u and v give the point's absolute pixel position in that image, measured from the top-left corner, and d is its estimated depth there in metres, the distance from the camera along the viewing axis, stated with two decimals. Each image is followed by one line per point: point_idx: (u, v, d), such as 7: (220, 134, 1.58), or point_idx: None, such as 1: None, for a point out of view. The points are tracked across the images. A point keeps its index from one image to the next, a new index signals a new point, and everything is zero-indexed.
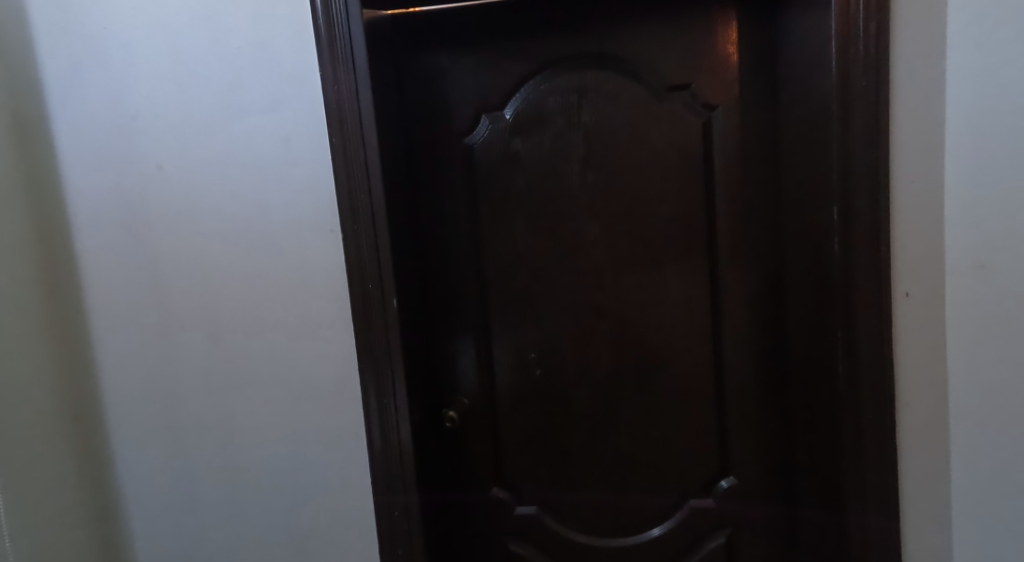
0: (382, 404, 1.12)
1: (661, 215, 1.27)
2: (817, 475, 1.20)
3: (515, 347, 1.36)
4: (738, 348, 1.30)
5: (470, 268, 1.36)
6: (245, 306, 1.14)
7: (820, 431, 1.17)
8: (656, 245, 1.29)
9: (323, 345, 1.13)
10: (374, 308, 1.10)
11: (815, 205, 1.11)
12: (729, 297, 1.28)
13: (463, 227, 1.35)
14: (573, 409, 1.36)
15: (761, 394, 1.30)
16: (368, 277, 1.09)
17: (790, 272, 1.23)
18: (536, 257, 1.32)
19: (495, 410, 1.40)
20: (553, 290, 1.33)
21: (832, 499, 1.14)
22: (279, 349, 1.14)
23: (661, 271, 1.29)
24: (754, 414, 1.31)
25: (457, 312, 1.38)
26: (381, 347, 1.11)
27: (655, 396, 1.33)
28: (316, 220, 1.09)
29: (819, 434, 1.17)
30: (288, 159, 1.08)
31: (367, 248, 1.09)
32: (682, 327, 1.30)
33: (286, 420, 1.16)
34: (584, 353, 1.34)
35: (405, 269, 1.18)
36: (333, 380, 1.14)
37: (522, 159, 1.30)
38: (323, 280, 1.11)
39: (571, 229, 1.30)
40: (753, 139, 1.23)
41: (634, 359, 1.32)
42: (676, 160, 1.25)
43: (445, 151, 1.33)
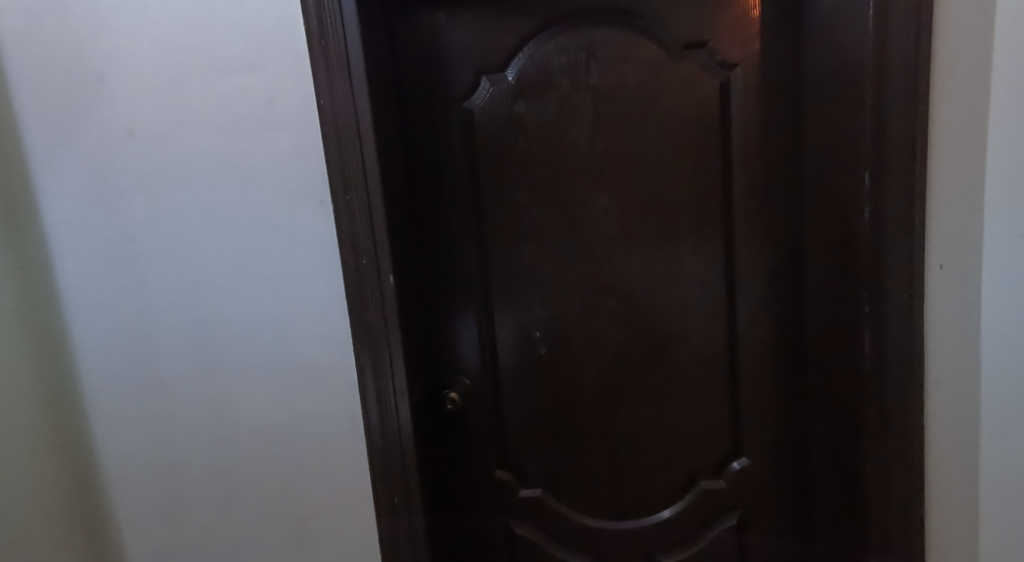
0: (379, 387, 1.07)
1: (676, 185, 1.20)
2: (837, 454, 1.14)
3: (519, 325, 1.30)
4: (752, 324, 1.23)
5: (472, 241, 1.28)
6: (229, 281, 1.06)
7: (840, 409, 1.11)
8: (669, 216, 1.21)
9: (314, 322, 1.06)
10: (371, 285, 1.03)
11: (841, 170, 1.03)
12: (744, 271, 1.21)
13: (462, 198, 1.27)
14: (580, 388, 1.30)
15: (777, 373, 1.24)
16: (362, 252, 1.02)
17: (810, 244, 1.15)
18: (542, 230, 1.25)
19: (498, 391, 1.34)
20: (559, 264, 1.26)
21: (853, 478, 1.09)
22: (268, 328, 1.07)
23: (673, 244, 1.22)
24: (769, 393, 1.25)
25: (457, 288, 1.31)
26: (378, 327, 1.05)
27: (665, 376, 1.27)
28: (304, 188, 1.02)
29: (839, 413, 1.12)
30: (272, 122, 1.00)
31: (360, 220, 1.01)
32: (694, 302, 1.24)
33: (276, 402, 1.10)
34: (592, 331, 1.27)
35: (402, 242, 1.11)
36: (325, 361, 1.07)
37: (526, 124, 1.21)
38: (313, 254, 1.04)
39: (578, 200, 1.22)
40: (774, 100, 1.14)
41: (644, 337, 1.26)
42: (691, 125, 1.17)
43: (442, 116, 1.24)
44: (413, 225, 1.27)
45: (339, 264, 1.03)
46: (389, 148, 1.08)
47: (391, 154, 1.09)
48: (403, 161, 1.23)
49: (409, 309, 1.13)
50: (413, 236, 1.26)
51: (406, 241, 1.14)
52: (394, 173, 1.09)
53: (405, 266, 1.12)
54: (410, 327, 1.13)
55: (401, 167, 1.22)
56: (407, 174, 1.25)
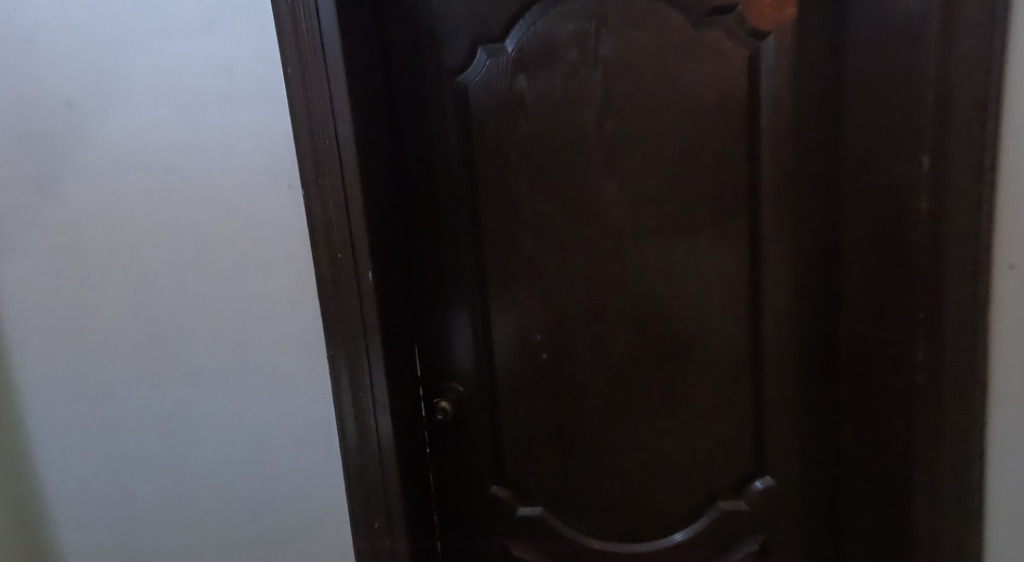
0: (357, 398, 0.94)
1: (695, 173, 1.06)
2: (881, 472, 1.02)
3: (517, 326, 1.17)
4: (779, 333, 1.10)
5: (465, 235, 1.15)
6: (185, 276, 0.94)
7: (887, 422, 0.99)
8: (687, 209, 1.08)
9: (282, 324, 0.94)
10: (347, 283, 0.90)
11: (898, 156, 0.90)
12: (770, 271, 1.08)
13: (453, 186, 1.14)
14: (584, 397, 1.17)
15: (806, 385, 1.11)
16: (337, 245, 0.89)
17: (851, 237, 1.02)
18: (544, 222, 1.12)
19: (494, 400, 1.21)
20: (563, 261, 1.13)
21: (900, 500, 0.97)
22: (229, 331, 0.95)
23: (692, 238, 1.08)
24: (795, 407, 1.12)
25: (449, 287, 1.18)
26: (355, 332, 0.92)
27: (679, 388, 1.14)
28: (269, 172, 0.89)
29: (884, 428, 1.00)
30: (232, 94, 0.87)
31: (335, 209, 0.88)
32: (714, 304, 1.10)
33: (240, 415, 0.97)
34: (599, 335, 1.15)
35: (386, 236, 0.98)
36: (295, 369, 0.95)
37: (526, 102, 1.08)
38: (281, 247, 0.91)
39: (585, 188, 1.09)
40: (810, 77, 1.00)
41: (657, 344, 1.13)
42: (714, 104, 1.03)
43: (433, 92, 1.11)
44: (399, 216, 1.14)
45: (311, 260, 0.91)
46: (371, 127, 0.94)
47: (373, 135, 0.95)
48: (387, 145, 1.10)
49: (393, 311, 1.00)
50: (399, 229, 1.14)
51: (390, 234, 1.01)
52: (377, 156, 0.96)
53: (389, 263, 0.99)
54: (393, 331, 1.00)
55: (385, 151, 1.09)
56: (391, 160, 1.12)
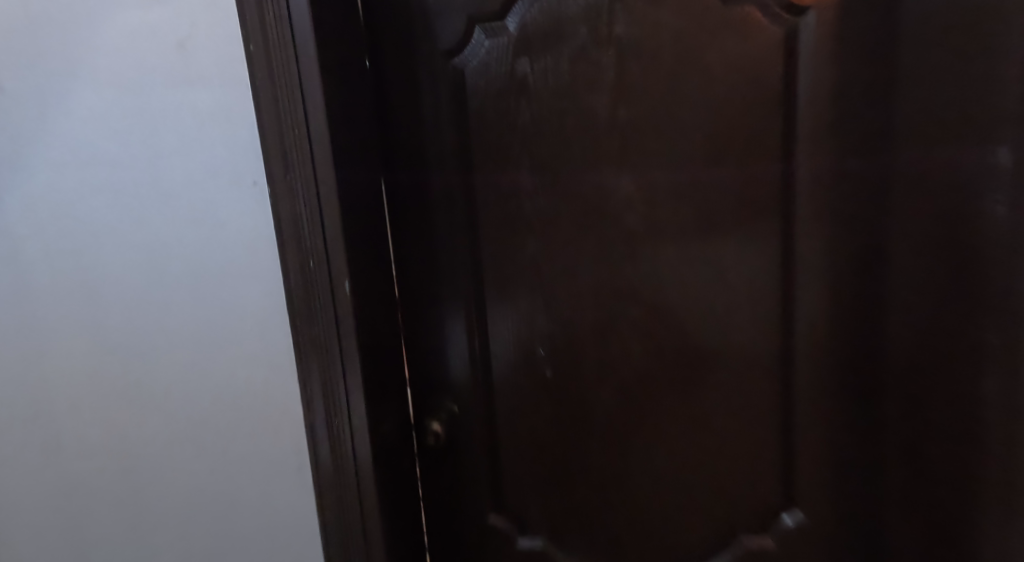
0: (333, 424, 0.83)
1: (719, 168, 0.93)
2: (948, 500, 0.90)
3: (518, 340, 1.06)
4: (814, 351, 0.97)
5: (459, 237, 1.04)
6: (137, 285, 0.82)
7: (955, 443, 0.88)
8: (710, 209, 0.95)
9: (248, 340, 0.82)
10: (319, 294, 0.79)
11: (976, 146, 0.79)
12: (804, 281, 0.95)
13: (446, 183, 1.03)
14: (593, 419, 1.06)
15: (844, 411, 0.97)
16: (308, 250, 0.78)
17: (906, 238, 0.89)
18: (548, 223, 1.00)
19: (492, 420, 1.10)
20: (569, 267, 1.01)
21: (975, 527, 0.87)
22: (188, 347, 0.83)
23: (715, 243, 0.96)
24: (832, 434, 0.98)
25: (440, 296, 1.08)
26: (331, 348, 0.80)
27: (697, 410, 1.02)
28: (231, 166, 0.77)
29: (951, 451, 0.88)
30: (185, 74, 0.75)
31: (304, 209, 0.77)
32: (739, 316, 0.98)
33: (201, 441, 0.86)
34: (609, 350, 1.03)
35: (369, 239, 0.86)
36: (264, 390, 0.83)
37: (530, 87, 0.96)
38: (246, 252, 0.79)
39: (596, 184, 0.98)
40: (856, 58, 0.87)
41: (673, 360, 1.01)
42: (743, 89, 0.90)
43: (425, 78, 1.00)
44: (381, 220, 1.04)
45: (280, 267, 0.79)
46: (353, 114, 0.83)
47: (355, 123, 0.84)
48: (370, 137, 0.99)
49: (376, 324, 0.88)
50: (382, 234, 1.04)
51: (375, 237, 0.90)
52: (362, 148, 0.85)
53: (372, 269, 0.87)
54: (376, 347, 0.88)
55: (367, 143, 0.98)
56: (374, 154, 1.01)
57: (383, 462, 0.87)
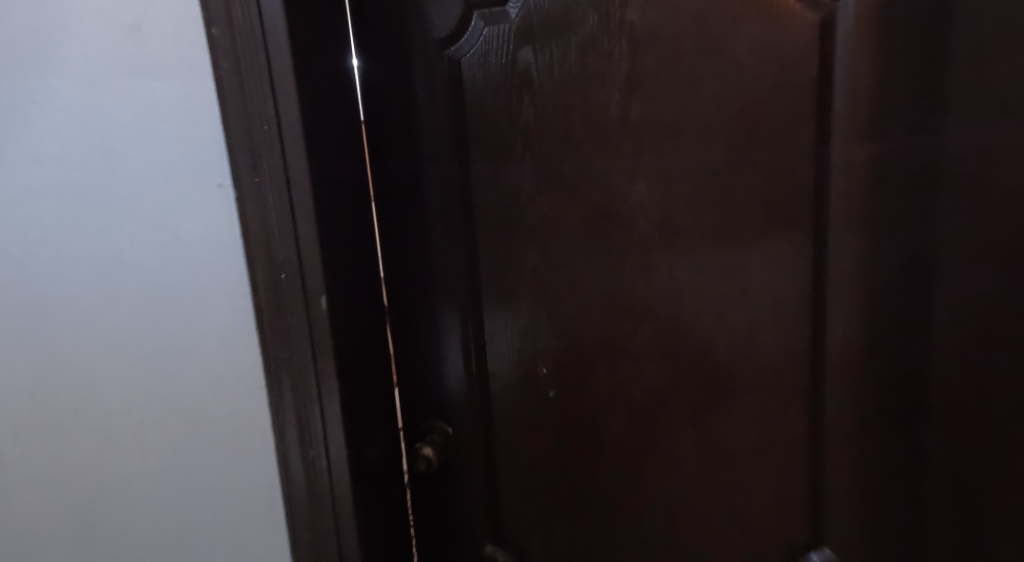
0: (308, 458, 0.77)
1: (741, 171, 0.84)
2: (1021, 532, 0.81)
3: (517, 357, 0.98)
4: (843, 378, 0.86)
5: (455, 244, 0.97)
6: (88, 294, 0.76)
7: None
8: (729, 216, 0.86)
9: (210, 354, 0.76)
10: (293, 309, 0.73)
11: None
12: (834, 298, 0.84)
13: (442, 185, 0.95)
14: (599, 444, 0.97)
15: (877, 451, 0.87)
16: (280, 261, 0.71)
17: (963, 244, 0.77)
18: (551, 230, 0.92)
19: (490, 443, 1.02)
20: (573, 277, 0.93)
21: None
22: (146, 363, 0.77)
23: (737, 254, 0.86)
24: (868, 466, 0.87)
25: (435, 307, 1.00)
26: (305, 368, 0.74)
27: (712, 436, 0.93)
28: (191, 165, 0.71)
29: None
30: (140, 62, 0.69)
31: (273, 212, 0.70)
32: (763, 335, 0.88)
33: (159, 461, 0.79)
34: (617, 370, 0.94)
35: (348, 249, 0.79)
36: (228, 407, 0.77)
37: (533, 81, 0.88)
38: (207, 259, 0.73)
39: (605, 188, 0.89)
40: (903, 46, 0.76)
41: (687, 382, 0.92)
42: (769, 82, 0.81)
43: (418, 70, 0.92)
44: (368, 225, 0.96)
45: (247, 277, 0.73)
46: (325, 110, 0.75)
47: (330, 120, 0.76)
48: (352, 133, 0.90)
49: (358, 340, 0.81)
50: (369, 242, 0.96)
51: (358, 246, 0.82)
52: (339, 149, 0.78)
53: (350, 282, 0.79)
54: (359, 366, 0.82)
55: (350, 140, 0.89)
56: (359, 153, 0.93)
57: (363, 492, 0.81)
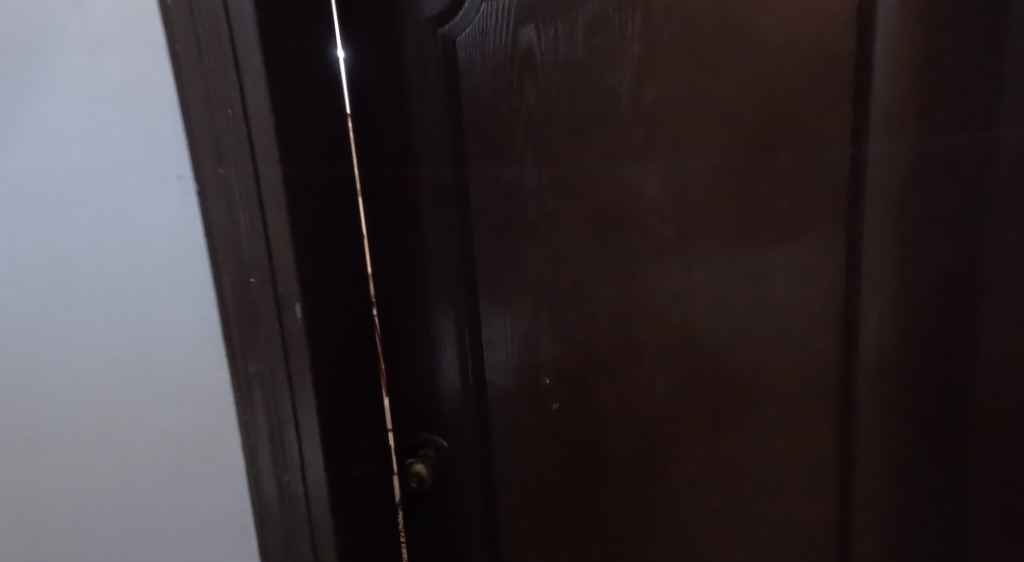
0: (282, 483, 0.71)
1: (768, 163, 0.75)
2: None
3: (517, 367, 0.91)
4: (882, 397, 0.77)
5: (451, 245, 0.89)
6: (41, 288, 0.71)
7: None
8: (754, 213, 0.77)
9: (170, 356, 0.70)
10: (263, 315, 0.67)
11: None
12: (873, 306, 0.75)
13: (437, 180, 0.87)
14: (606, 461, 0.90)
15: (920, 482, 0.78)
16: (247, 263, 0.66)
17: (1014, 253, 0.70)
18: (556, 228, 0.84)
19: (488, 458, 0.95)
20: (580, 280, 0.85)
21: None
22: (106, 368, 0.72)
23: (760, 255, 0.78)
24: (904, 497, 0.79)
25: (429, 313, 0.92)
26: (278, 385, 0.69)
27: (733, 456, 0.85)
28: (148, 154, 0.66)
29: None
30: (91, 41, 0.64)
31: (240, 206, 0.65)
32: (788, 346, 0.79)
33: (115, 466, 0.74)
34: (627, 381, 0.87)
35: (326, 250, 0.72)
36: (189, 414, 0.72)
37: (536, 63, 0.80)
38: (167, 256, 0.68)
39: (615, 182, 0.81)
40: (957, 19, 0.66)
41: (705, 396, 0.84)
42: (802, 62, 0.72)
43: (409, 51, 0.84)
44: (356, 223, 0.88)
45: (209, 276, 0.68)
46: (298, 95, 0.68)
47: (296, 109, 0.68)
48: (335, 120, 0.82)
49: (336, 350, 0.75)
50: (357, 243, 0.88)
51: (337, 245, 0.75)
52: (314, 141, 0.71)
53: (327, 285, 0.72)
54: (337, 379, 0.75)
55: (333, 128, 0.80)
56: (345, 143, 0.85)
57: (346, 513, 0.75)
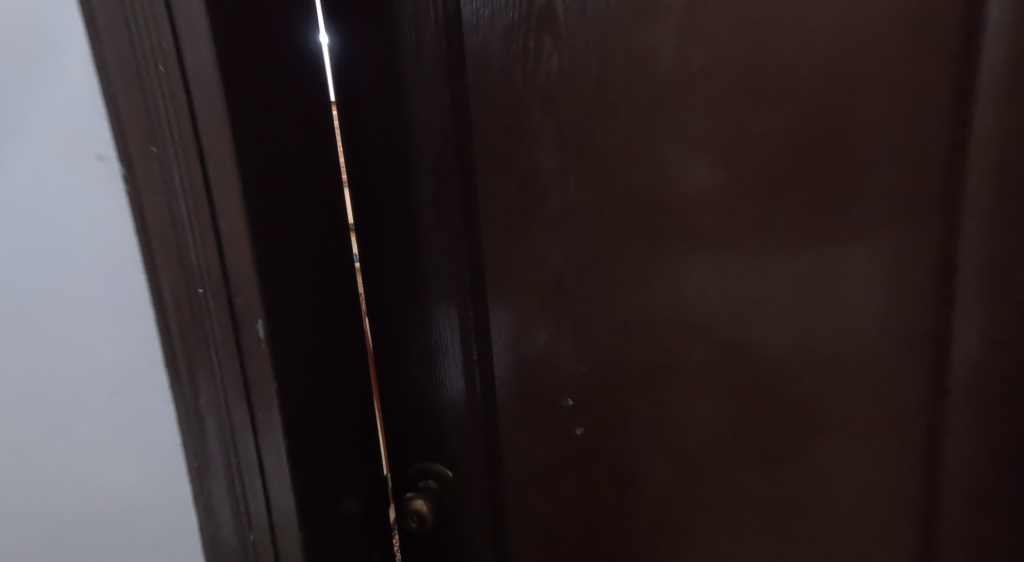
0: (249, 543, 0.61)
1: (846, 142, 0.61)
2: None
3: (532, 387, 0.77)
4: (978, 427, 0.64)
5: (454, 245, 0.75)
6: None
7: None
8: (828, 205, 0.63)
9: (96, 373, 0.59)
10: (216, 331, 0.56)
11: None
12: (968, 318, 0.62)
13: (437, 166, 0.73)
14: (635, 497, 0.77)
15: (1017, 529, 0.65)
16: (194, 268, 0.54)
17: None
18: (580, 224, 0.71)
19: (498, 493, 0.82)
20: (611, 285, 0.72)
21: None
22: (29, 385, 0.61)
23: (830, 255, 0.64)
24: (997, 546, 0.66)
25: (428, 324, 0.79)
26: (240, 428, 0.57)
27: (794, 494, 0.71)
28: (64, 129, 0.54)
29: None
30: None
31: (179, 195, 0.53)
32: (862, 366, 0.66)
33: (43, 491, 0.64)
34: (662, 404, 0.73)
35: (287, 256, 0.60)
36: (124, 438, 0.61)
37: (556, 22, 0.66)
38: (91, 253, 0.56)
39: (652, 168, 0.67)
40: None
41: (760, 422, 0.70)
42: (893, 14, 0.58)
43: (399, 8, 0.69)
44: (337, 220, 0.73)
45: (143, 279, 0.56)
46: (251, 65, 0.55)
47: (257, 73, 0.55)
48: (308, 94, 0.67)
49: (307, 372, 0.62)
50: (338, 241, 0.73)
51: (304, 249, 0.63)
52: (271, 123, 0.58)
53: (293, 299, 0.60)
54: (309, 407, 0.63)
55: (305, 104, 0.66)
56: (323, 122, 0.70)
57: None
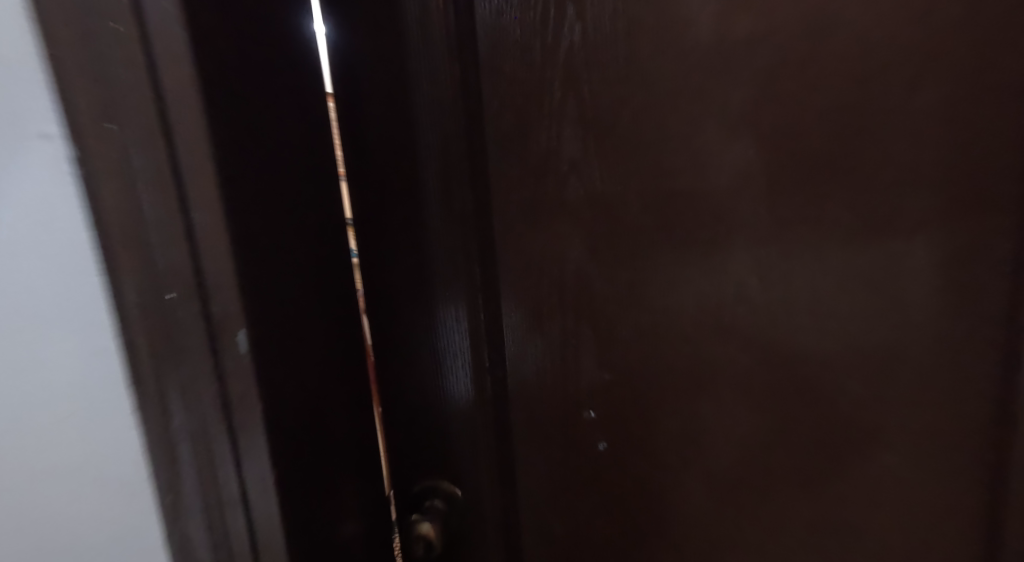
0: None
1: (914, 126, 0.53)
2: None
3: (549, 396, 0.71)
4: None
5: (463, 243, 0.68)
6: None
7: None
8: (890, 198, 0.55)
9: (46, 386, 0.53)
10: (190, 340, 0.48)
11: None
12: None
13: (444, 150, 0.65)
14: (662, 517, 0.70)
15: None
16: (163, 267, 0.47)
17: None
18: (603, 216, 0.64)
19: (509, 510, 0.76)
20: (640, 286, 0.65)
21: None
22: None
23: (888, 253, 0.57)
24: None
25: (433, 326, 0.71)
26: (218, 454, 0.50)
27: (841, 519, 0.64)
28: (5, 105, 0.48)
29: None
30: None
31: (142, 180, 0.45)
32: (923, 378, 0.58)
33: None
34: (693, 417, 0.66)
35: (275, 256, 0.52)
36: (85, 454, 0.55)
37: None
38: (37, 247, 0.50)
39: (687, 155, 0.60)
40: None
41: (804, 438, 0.63)
42: None
43: None
44: (334, 216, 0.66)
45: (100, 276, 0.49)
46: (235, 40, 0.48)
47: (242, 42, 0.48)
48: (299, 72, 0.59)
49: (296, 388, 0.54)
50: (335, 239, 0.66)
51: (293, 250, 0.55)
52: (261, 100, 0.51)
53: (283, 302, 0.53)
54: (303, 427, 0.56)
55: (296, 83, 0.58)
56: (317, 105, 0.62)
57: None
